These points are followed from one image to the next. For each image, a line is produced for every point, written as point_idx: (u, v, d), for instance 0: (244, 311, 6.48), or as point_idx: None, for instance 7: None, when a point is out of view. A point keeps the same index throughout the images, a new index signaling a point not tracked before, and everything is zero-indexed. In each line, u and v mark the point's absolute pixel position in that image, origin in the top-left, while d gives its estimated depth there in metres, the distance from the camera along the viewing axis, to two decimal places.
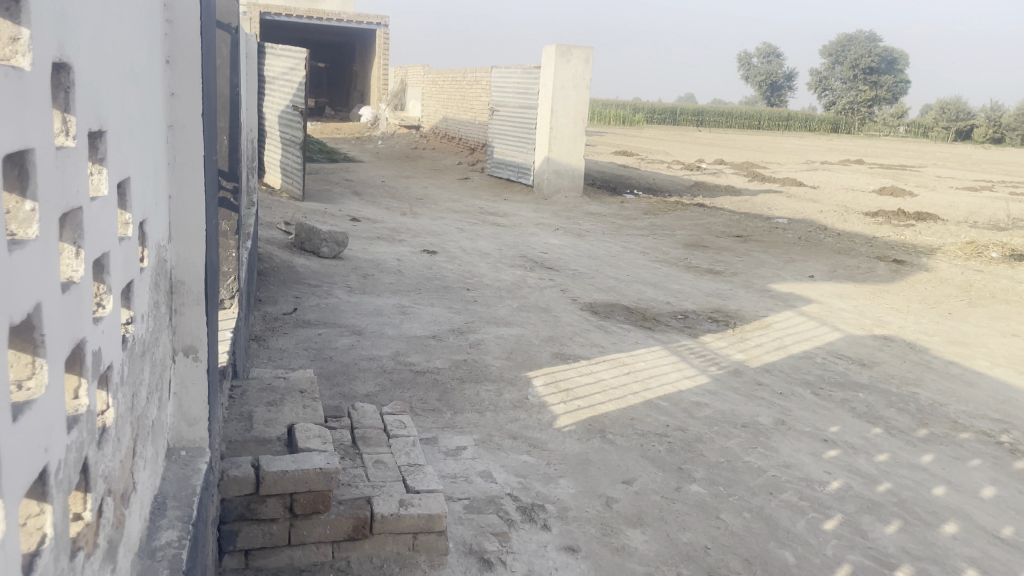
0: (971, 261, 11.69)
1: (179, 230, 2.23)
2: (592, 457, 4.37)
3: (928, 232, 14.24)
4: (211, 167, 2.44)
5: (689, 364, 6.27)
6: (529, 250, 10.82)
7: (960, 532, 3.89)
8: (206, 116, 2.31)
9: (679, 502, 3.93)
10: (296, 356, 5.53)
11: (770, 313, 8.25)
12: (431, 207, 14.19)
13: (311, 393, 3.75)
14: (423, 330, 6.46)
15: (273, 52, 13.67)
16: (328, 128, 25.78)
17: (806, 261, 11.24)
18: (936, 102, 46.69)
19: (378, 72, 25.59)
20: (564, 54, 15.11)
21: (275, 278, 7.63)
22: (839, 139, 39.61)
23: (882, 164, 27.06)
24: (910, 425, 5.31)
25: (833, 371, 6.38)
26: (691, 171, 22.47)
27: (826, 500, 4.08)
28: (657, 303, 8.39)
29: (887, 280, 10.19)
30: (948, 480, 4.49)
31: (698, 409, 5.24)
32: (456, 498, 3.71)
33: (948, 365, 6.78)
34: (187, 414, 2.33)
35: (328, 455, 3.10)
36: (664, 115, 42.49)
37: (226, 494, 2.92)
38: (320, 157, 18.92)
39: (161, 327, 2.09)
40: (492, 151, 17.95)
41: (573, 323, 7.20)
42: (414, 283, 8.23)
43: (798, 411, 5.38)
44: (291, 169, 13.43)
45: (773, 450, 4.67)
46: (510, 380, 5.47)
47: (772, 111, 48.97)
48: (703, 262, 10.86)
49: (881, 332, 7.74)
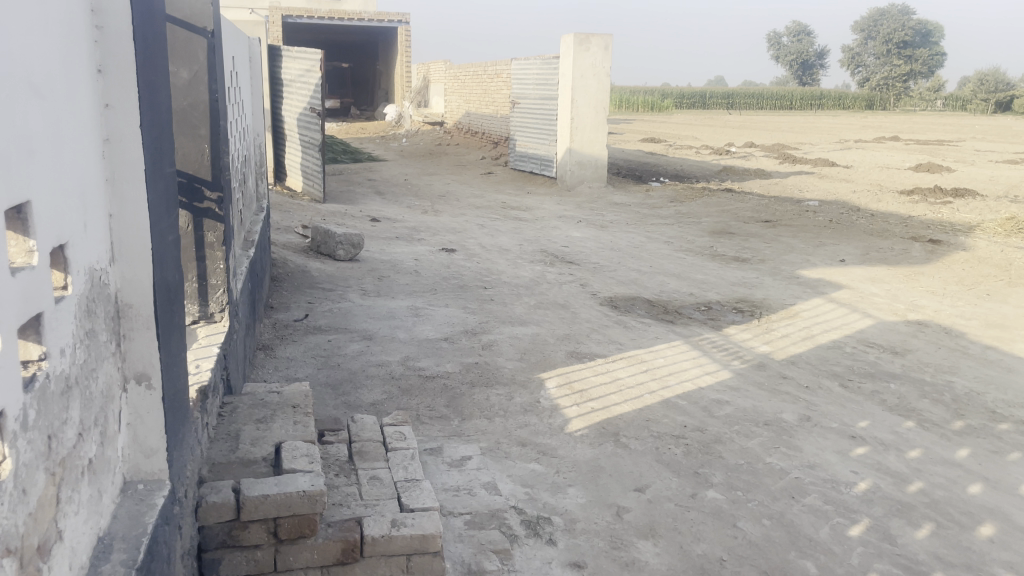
0: (1011, 237, 11.24)
1: (123, 251, 2.09)
2: (604, 463, 4.18)
3: (965, 209, 13.75)
4: (161, 181, 2.29)
5: (711, 359, 6.04)
6: (550, 244, 10.61)
7: (998, 534, 3.63)
8: (149, 128, 2.17)
9: (694, 510, 3.73)
10: (303, 364, 5.41)
11: (798, 301, 7.96)
12: (452, 204, 14.03)
13: (304, 408, 3.62)
14: (436, 333, 6.31)
15: (289, 55, 13.61)
16: (353, 128, 25.77)
17: (837, 244, 10.88)
18: (973, 75, 45.43)
19: (400, 69, 25.50)
20: (583, 43, 14.85)
21: (288, 284, 7.53)
22: (873, 116, 38.65)
23: (917, 140, 26.33)
24: (945, 418, 5.02)
25: (864, 361, 6.09)
26: (719, 156, 22.01)
27: (852, 503, 3.84)
28: (680, 295, 8.14)
29: (923, 262, 9.81)
30: (985, 476, 4.21)
31: (718, 407, 5.01)
32: (457, 513, 3.54)
33: (985, 351, 6.45)
34: (143, 445, 2.19)
35: (313, 476, 2.96)
36: (693, 99, 41.84)
37: (205, 521, 2.78)
38: (344, 158, 18.87)
39: (101, 357, 1.95)
40: (515, 144, 17.75)
41: (592, 319, 7.00)
42: (430, 283, 8.08)
43: (825, 406, 5.13)
44: (311, 172, 13.35)
45: (797, 449, 4.44)
46: (522, 382, 5.29)
47: (804, 91, 48.00)
48: (730, 250, 10.57)
49: (915, 317, 7.42)
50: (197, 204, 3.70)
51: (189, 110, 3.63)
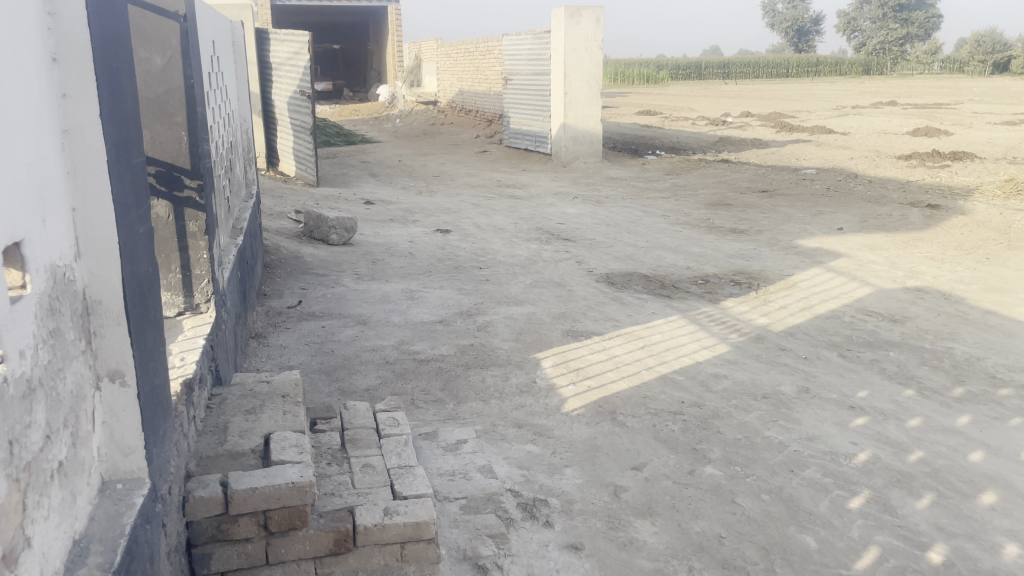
0: (1009, 200, 11.16)
1: (89, 246, 2.02)
2: (600, 442, 4.13)
3: (963, 172, 13.64)
4: (128, 172, 2.21)
5: (708, 332, 5.98)
6: (546, 222, 10.53)
7: (999, 502, 3.58)
8: (111, 116, 2.08)
9: (692, 487, 3.69)
10: (296, 352, 5.36)
11: (796, 271, 7.89)
12: (447, 184, 13.92)
13: (293, 397, 3.57)
14: (430, 315, 6.25)
15: (278, 37, 13.46)
16: (346, 110, 25.58)
17: (835, 212, 10.79)
18: (970, 36, 44.95)
19: (392, 49, 25.26)
20: (574, 16, 14.66)
21: (281, 270, 7.47)
22: (870, 81, 38.31)
23: (914, 105, 26.13)
24: (945, 385, 4.98)
25: (863, 331, 6.03)
26: (715, 127, 21.82)
27: (852, 475, 3.80)
28: (676, 269, 8.07)
29: (921, 227, 9.72)
30: (986, 443, 4.17)
31: (716, 382, 4.97)
32: (452, 498, 3.51)
33: (985, 315, 6.39)
34: (120, 444, 2.14)
35: (302, 467, 2.92)
36: (688, 70, 41.49)
37: (193, 517, 2.74)
38: (337, 140, 18.73)
39: (69, 356, 1.89)
40: (508, 122, 17.60)
41: (588, 296, 6.94)
42: (425, 265, 8.01)
43: (823, 377, 5.08)
44: (303, 156, 13.23)
45: (796, 422, 4.40)
46: (518, 363, 5.24)
47: (800, 58, 47.54)
48: (727, 221, 10.49)
49: (914, 284, 7.35)
50: (178, 194, 3.63)
51: (164, 98, 3.54)
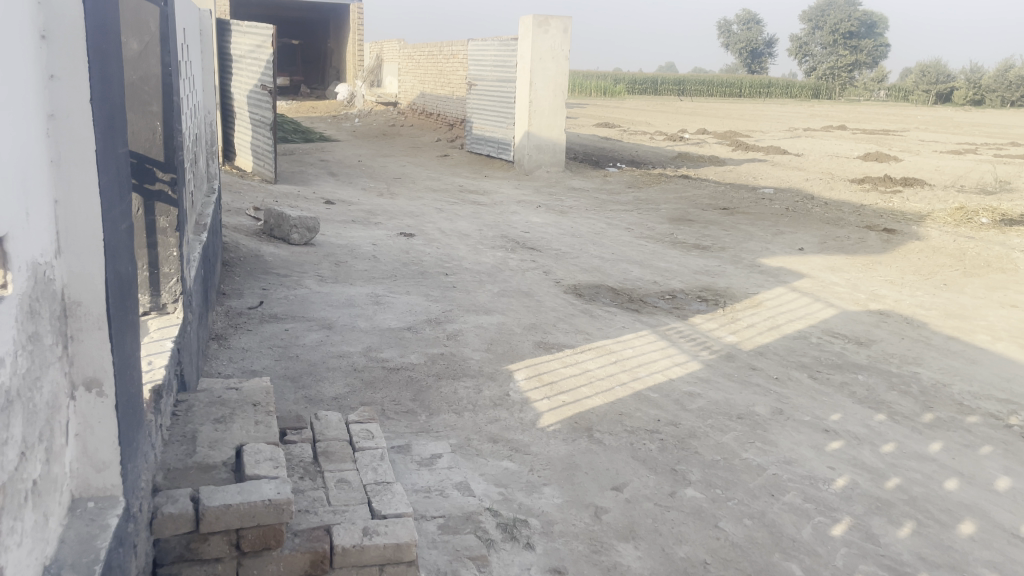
0: (961, 227, 11.44)
1: (72, 242, 1.85)
2: (579, 460, 4.03)
3: (915, 198, 13.96)
4: (112, 165, 2.04)
5: (679, 349, 5.95)
6: (510, 229, 10.43)
7: (978, 533, 3.59)
8: (98, 105, 1.92)
9: (674, 510, 3.61)
10: (259, 355, 5.16)
11: (761, 290, 7.93)
12: (408, 186, 13.73)
13: (265, 406, 3.39)
14: (398, 322, 6.09)
15: (240, 29, 13.15)
16: (303, 107, 25.18)
17: (795, 232, 10.91)
18: (915, 66, 46.42)
19: (353, 48, 24.96)
20: (542, 25, 14.62)
21: (241, 269, 7.22)
22: (820, 105, 39.17)
23: (865, 130, 26.78)
24: (914, 410, 5.01)
25: (831, 352, 6.06)
26: (674, 142, 22.02)
27: (832, 501, 3.77)
28: (643, 283, 8.03)
29: (880, 251, 9.87)
30: (959, 471, 4.19)
31: (690, 400, 4.91)
32: (429, 517, 3.36)
33: (948, 341, 6.49)
34: (93, 459, 1.96)
35: (279, 482, 2.75)
36: (645, 85, 41.96)
37: (161, 534, 2.55)
38: (295, 137, 18.36)
39: (46, 364, 1.72)
40: (471, 127, 17.48)
41: (557, 307, 6.85)
42: (389, 269, 7.83)
43: (796, 399, 5.06)
44: (261, 151, 12.89)
45: (772, 444, 4.36)
46: (490, 374, 5.12)
47: (753, 78, 48.51)
48: (690, 237, 10.54)
49: (876, 307, 7.45)
50: (148, 186, 3.43)
51: (138, 84, 3.37)
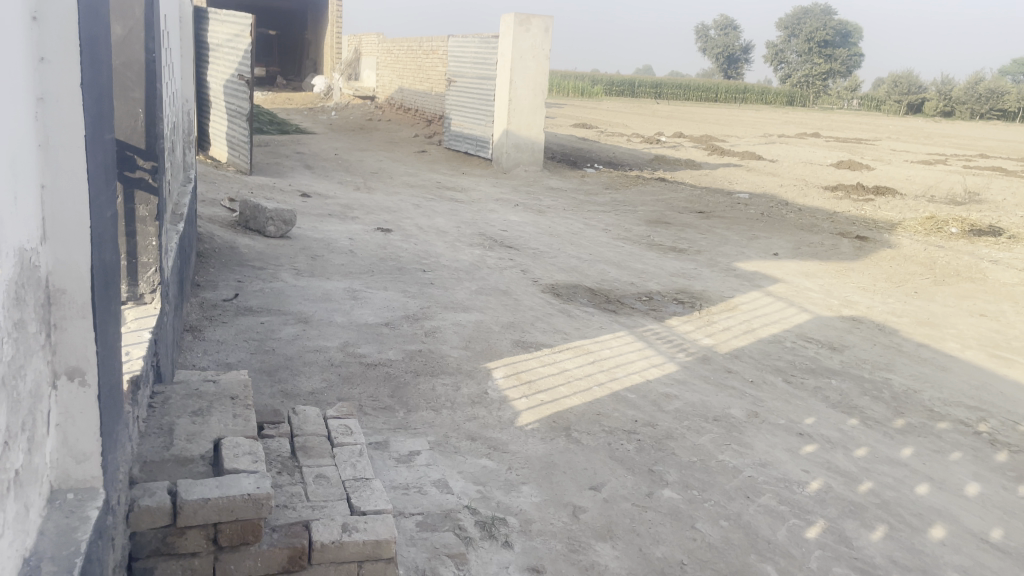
0: (931, 236, 11.63)
1: (58, 228, 1.81)
2: (557, 459, 4.04)
3: (887, 207, 14.16)
4: (100, 151, 2.00)
5: (656, 350, 5.98)
6: (488, 227, 10.42)
7: (948, 537, 3.65)
8: (87, 89, 1.87)
9: (651, 510, 3.63)
10: (234, 348, 5.10)
11: (736, 293, 8.00)
12: (386, 182, 13.66)
13: (243, 400, 3.35)
14: (376, 317, 6.05)
15: (218, 17, 13.00)
16: (279, 98, 24.95)
17: (770, 237, 11.02)
18: (887, 76, 47.11)
19: (331, 40, 24.78)
20: (523, 23, 14.61)
21: (215, 260, 7.13)
22: (794, 112, 39.61)
23: (838, 138, 27.13)
24: (887, 415, 5.08)
25: (804, 357, 6.13)
26: (651, 145, 22.14)
27: (807, 504, 3.81)
28: (620, 284, 8.06)
29: (852, 258, 10.00)
30: (930, 477, 4.26)
31: (667, 402, 4.94)
32: (408, 514, 3.34)
33: (919, 348, 6.59)
34: (74, 449, 1.92)
35: (258, 477, 2.72)
36: (623, 86, 42.11)
37: (137, 528, 2.51)
38: (271, 129, 18.18)
39: (30, 352, 1.67)
40: (449, 124, 17.43)
41: (535, 306, 6.86)
42: (367, 264, 7.79)
43: (771, 402, 5.11)
44: (237, 142, 12.74)
45: (747, 446, 4.40)
46: (468, 371, 5.10)
47: (729, 84, 48.92)
48: (666, 239, 10.59)
49: (849, 313, 7.55)
50: (128, 173, 3.37)
51: (121, 70, 3.31)
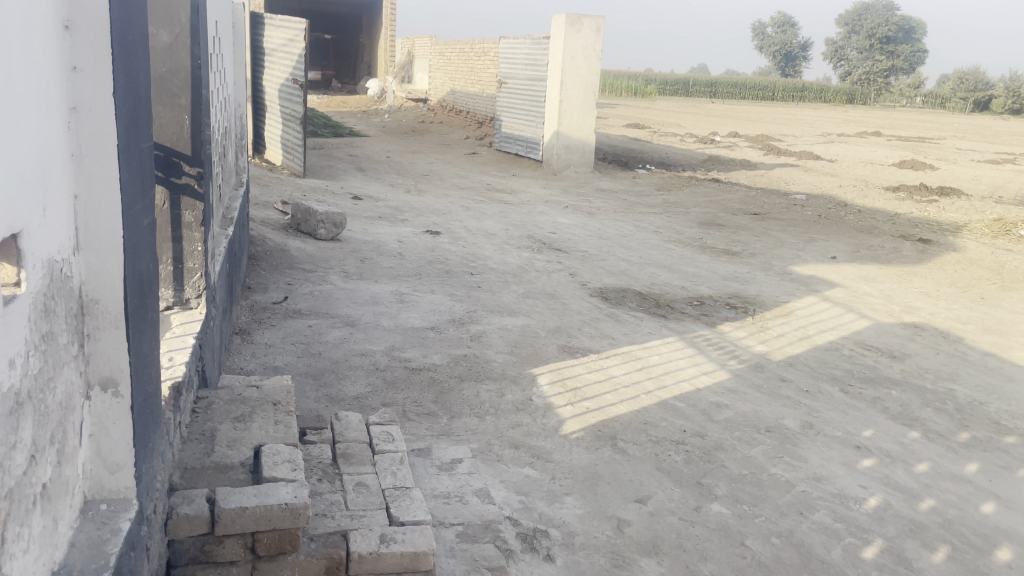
0: (999, 239, 11.16)
1: (90, 238, 1.80)
2: (602, 470, 3.95)
3: (952, 208, 13.65)
4: (135, 160, 2.00)
5: (706, 357, 5.83)
6: (537, 230, 10.34)
7: (1016, 560, 3.46)
8: (121, 97, 1.87)
9: (699, 525, 3.52)
10: (282, 352, 5.12)
11: (791, 298, 7.78)
12: (436, 184, 13.69)
13: (285, 406, 3.34)
14: (422, 321, 6.03)
15: (273, 22, 13.21)
16: (334, 101, 25.27)
17: (827, 240, 10.71)
18: (952, 73, 45.56)
19: (385, 44, 25.03)
20: (574, 24, 14.50)
21: (266, 263, 7.21)
22: (853, 111, 38.60)
23: (900, 136, 26.33)
24: (950, 428, 4.86)
25: (863, 365, 5.91)
26: (705, 145, 21.79)
27: (864, 521, 3.65)
28: (671, 288, 7.91)
29: (914, 262, 9.65)
30: (996, 494, 4.05)
31: (717, 411, 4.80)
32: (448, 524, 3.29)
33: (985, 358, 6.31)
34: (108, 460, 1.91)
35: (296, 486, 2.69)
36: (676, 86, 41.60)
37: (176, 536, 2.51)
38: (325, 132, 18.42)
39: (60, 364, 1.67)
40: (500, 125, 17.40)
41: (583, 311, 6.76)
42: (415, 267, 7.79)
43: (827, 413, 4.93)
44: (291, 145, 12.90)
45: (801, 459, 4.24)
46: (513, 378, 5.04)
47: (786, 82, 47.91)
48: (719, 242, 10.38)
49: (910, 319, 7.27)
50: (175, 180, 3.40)
51: (168, 77, 3.33)
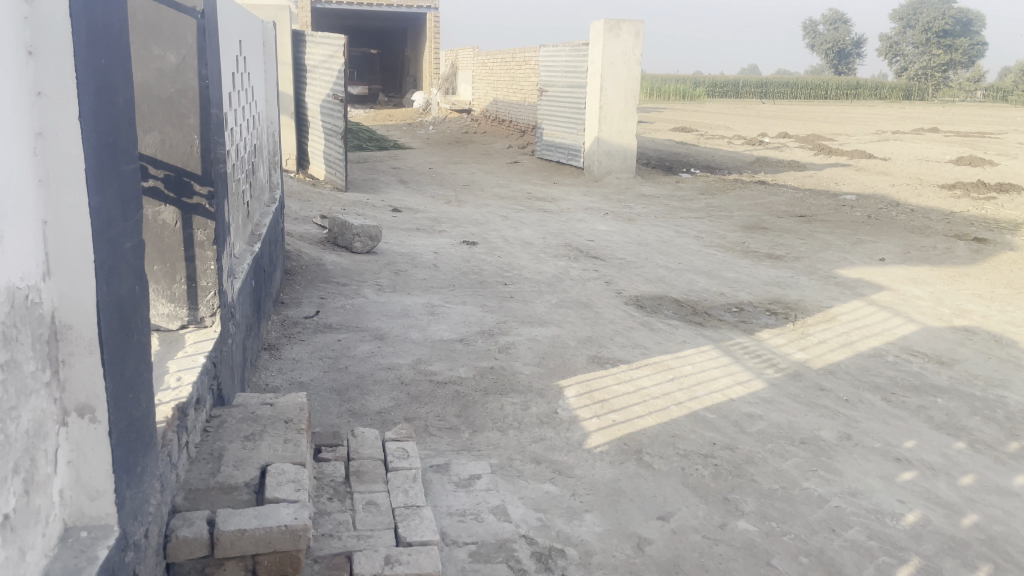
0: None
1: (62, 265, 1.80)
2: (625, 486, 3.84)
3: (1011, 205, 13.12)
4: (115, 182, 1.99)
5: (742, 366, 5.66)
6: (575, 238, 10.24)
7: None
8: (94, 121, 1.85)
9: (724, 544, 3.38)
10: (308, 367, 5.13)
11: (835, 303, 7.53)
12: (476, 194, 13.69)
13: (297, 423, 3.32)
14: (450, 333, 5.99)
15: (314, 39, 13.40)
16: (380, 114, 25.55)
17: (877, 241, 10.36)
18: (1014, 65, 43.94)
19: (429, 56, 25.24)
20: (613, 29, 14.31)
21: (301, 278, 7.27)
22: (910, 106, 37.47)
23: (958, 132, 25.46)
24: (999, 438, 4.61)
25: (908, 372, 5.67)
26: (753, 146, 21.41)
27: (900, 539, 3.48)
28: (710, 294, 7.74)
29: (968, 262, 9.28)
30: None
31: (750, 423, 4.64)
32: (461, 543, 3.22)
33: None
34: (87, 487, 1.90)
35: (297, 506, 2.66)
36: (725, 87, 40.99)
37: (175, 558, 2.49)
38: (369, 145, 18.61)
39: (24, 393, 1.65)
40: (541, 133, 17.33)
41: (616, 320, 6.64)
42: (448, 278, 7.77)
43: (866, 423, 4.73)
44: (331, 159, 13.05)
45: (837, 473, 4.07)
46: (540, 390, 4.95)
47: (839, 80, 46.78)
48: (762, 246, 10.14)
49: (961, 323, 6.98)
50: (186, 200, 3.42)
51: (177, 98, 3.35)
